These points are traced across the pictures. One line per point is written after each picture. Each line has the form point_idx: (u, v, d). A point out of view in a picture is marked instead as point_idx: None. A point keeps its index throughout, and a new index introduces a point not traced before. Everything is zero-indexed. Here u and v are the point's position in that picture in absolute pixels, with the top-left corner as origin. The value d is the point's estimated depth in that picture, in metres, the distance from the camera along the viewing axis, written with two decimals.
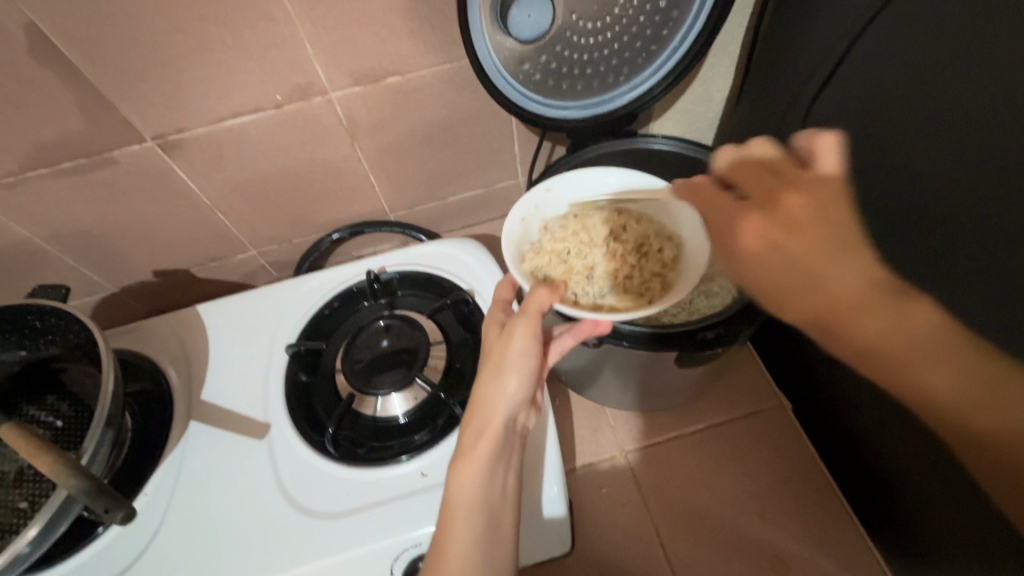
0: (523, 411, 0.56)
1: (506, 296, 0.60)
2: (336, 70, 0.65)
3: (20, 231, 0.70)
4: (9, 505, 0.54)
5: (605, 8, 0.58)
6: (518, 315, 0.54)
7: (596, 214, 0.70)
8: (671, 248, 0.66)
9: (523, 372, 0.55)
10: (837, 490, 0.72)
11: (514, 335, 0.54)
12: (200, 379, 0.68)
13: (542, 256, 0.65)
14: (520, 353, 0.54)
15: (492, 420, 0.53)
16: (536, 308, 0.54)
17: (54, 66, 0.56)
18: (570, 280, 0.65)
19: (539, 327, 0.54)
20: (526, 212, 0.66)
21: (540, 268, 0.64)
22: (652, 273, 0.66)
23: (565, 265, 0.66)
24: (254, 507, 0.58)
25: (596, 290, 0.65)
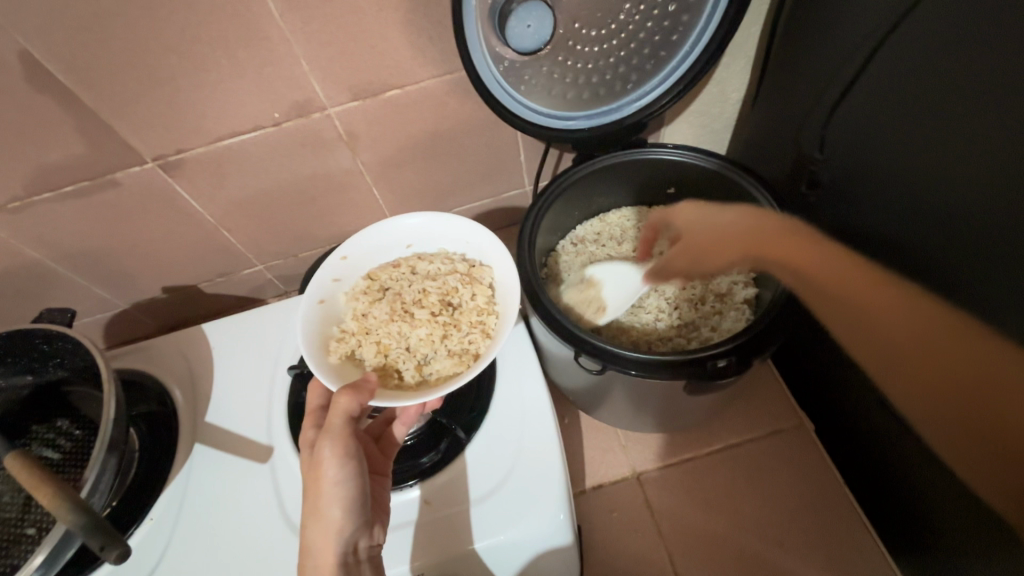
0: (363, 534, 0.50)
1: (315, 404, 0.55)
2: (334, 86, 0.64)
3: (29, 253, 0.70)
4: (17, 531, 0.55)
5: (609, 15, 0.55)
6: (323, 435, 0.49)
7: (399, 273, 0.64)
8: (480, 292, 0.60)
9: (345, 500, 0.49)
10: (864, 519, 0.68)
11: (322, 461, 0.49)
12: (204, 401, 0.67)
13: (351, 337, 0.58)
14: (331, 476, 0.49)
15: (322, 560, 0.47)
16: (340, 420, 0.49)
17: (50, 92, 0.55)
18: (391, 357, 0.58)
19: (349, 437, 0.49)
20: (325, 292, 0.61)
21: (350, 353, 0.57)
22: (472, 323, 0.59)
23: (379, 340, 0.59)
24: (257, 537, 0.58)
25: (421, 357, 0.59)
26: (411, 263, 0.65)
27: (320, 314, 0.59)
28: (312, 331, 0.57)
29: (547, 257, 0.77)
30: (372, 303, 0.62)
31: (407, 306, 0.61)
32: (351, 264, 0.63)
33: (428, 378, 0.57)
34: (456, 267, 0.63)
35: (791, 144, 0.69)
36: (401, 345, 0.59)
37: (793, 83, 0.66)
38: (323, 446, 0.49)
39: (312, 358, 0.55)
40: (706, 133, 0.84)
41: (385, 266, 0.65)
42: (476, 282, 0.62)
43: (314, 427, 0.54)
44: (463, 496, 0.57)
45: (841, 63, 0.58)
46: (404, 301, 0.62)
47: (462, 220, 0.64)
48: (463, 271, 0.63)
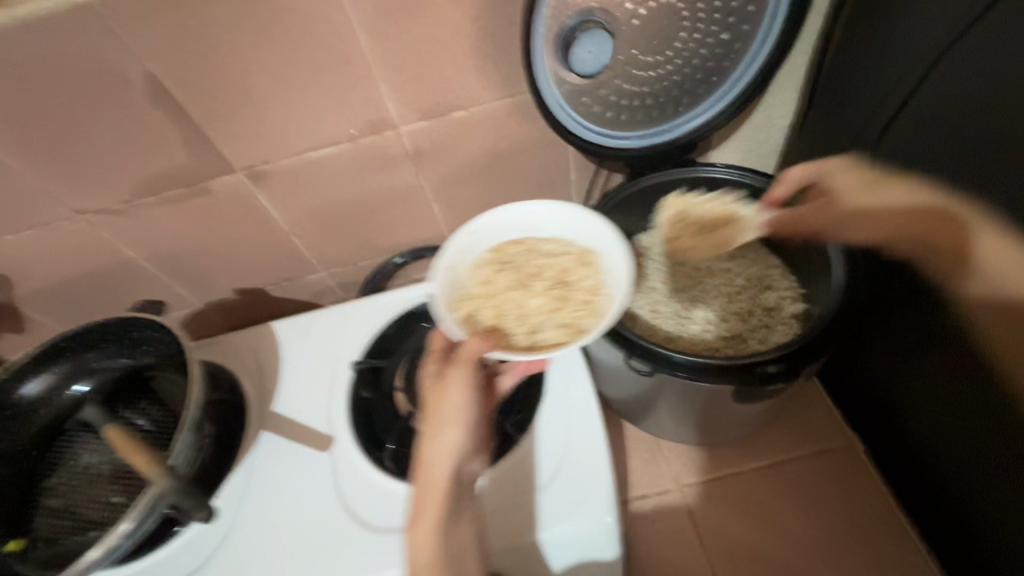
0: (470, 459, 0.54)
1: (438, 342, 0.60)
2: (407, 106, 0.70)
3: (127, 252, 0.78)
4: (104, 499, 0.61)
5: (665, 43, 0.60)
6: (452, 366, 0.53)
7: (523, 246, 0.66)
8: (590, 274, 0.62)
9: (463, 425, 0.53)
10: (919, 544, 0.66)
11: (448, 388, 0.53)
12: (270, 393, 0.72)
13: (476, 298, 0.61)
14: (460, 403, 0.52)
15: (437, 477, 0.51)
16: (468, 357, 0.53)
17: (165, 108, 0.63)
18: (506, 321, 0.60)
19: (477, 376, 0.54)
20: (453, 258, 0.64)
21: (470, 313, 0.60)
22: (584, 303, 0.60)
23: (497, 306, 0.61)
24: (318, 518, 0.61)
25: (535, 325, 0.60)
26: (532, 241, 0.66)
27: (450, 275, 0.63)
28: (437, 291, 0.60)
29: None
30: (496, 272, 0.64)
31: (526, 279, 0.63)
32: (478, 237, 0.66)
33: (539, 343, 0.58)
34: (570, 249, 0.65)
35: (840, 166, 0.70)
36: (517, 313, 0.61)
37: (841, 108, 0.68)
38: (453, 374, 0.53)
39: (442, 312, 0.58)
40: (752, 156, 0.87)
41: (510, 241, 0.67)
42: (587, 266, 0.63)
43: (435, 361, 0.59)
44: (517, 481, 0.59)
45: (887, 90, 0.60)
46: (524, 274, 0.64)
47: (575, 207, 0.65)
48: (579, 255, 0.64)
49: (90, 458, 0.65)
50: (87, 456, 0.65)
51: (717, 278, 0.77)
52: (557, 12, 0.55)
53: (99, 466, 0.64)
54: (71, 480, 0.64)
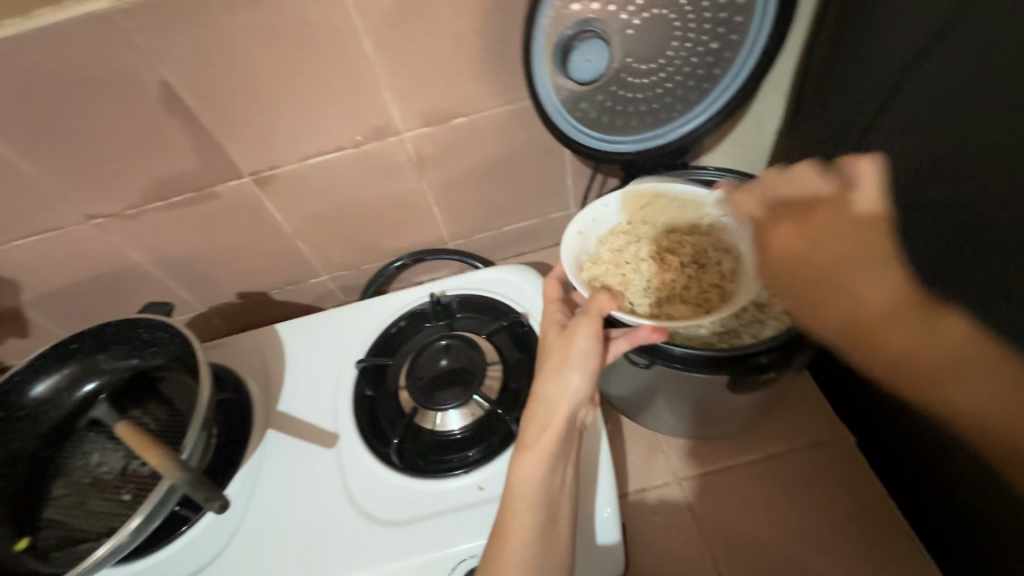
0: (584, 404, 0.58)
1: (557, 296, 0.65)
2: (410, 113, 0.72)
3: (134, 256, 0.80)
4: (116, 497, 0.62)
5: (659, 51, 0.63)
6: (583, 316, 0.58)
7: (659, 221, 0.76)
8: (730, 261, 0.72)
9: (587, 370, 0.56)
10: (912, 532, 0.68)
11: (578, 334, 0.57)
12: (277, 392, 0.74)
13: (606, 262, 0.72)
14: (583, 350, 0.56)
15: (557, 414, 0.56)
16: (597, 309, 0.58)
17: (177, 115, 0.65)
18: (632, 287, 0.71)
19: (602, 327, 0.57)
20: (583, 226, 0.72)
21: (597, 277, 0.69)
22: (710, 284, 0.71)
23: (622, 276, 0.71)
24: (325, 511, 0.62)
25: (654, 297, 0.71)
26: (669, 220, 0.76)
27: (584, 238, 0.73)
28: (575, 255, 0.70)
29: None
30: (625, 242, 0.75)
31: (660, 254, 0.74)
32: (609, 211, 0.74)
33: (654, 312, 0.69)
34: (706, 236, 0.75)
35: None
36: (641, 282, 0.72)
37: (823, 108, 0.71)
38: (583, 322, 0.57)
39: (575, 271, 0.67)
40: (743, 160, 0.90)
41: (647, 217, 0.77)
42: (729, 251, 0.73)
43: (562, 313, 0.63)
44: (589, 448, 0.62)
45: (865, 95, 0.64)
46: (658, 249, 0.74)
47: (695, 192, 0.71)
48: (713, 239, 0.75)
49: (101, 457, 0.66)
50: (97, 455, 0.66)
51: None
52: (556, 23, 0.58)
53: (110, 465, 0.64)
54: (82, 478, 0.64)
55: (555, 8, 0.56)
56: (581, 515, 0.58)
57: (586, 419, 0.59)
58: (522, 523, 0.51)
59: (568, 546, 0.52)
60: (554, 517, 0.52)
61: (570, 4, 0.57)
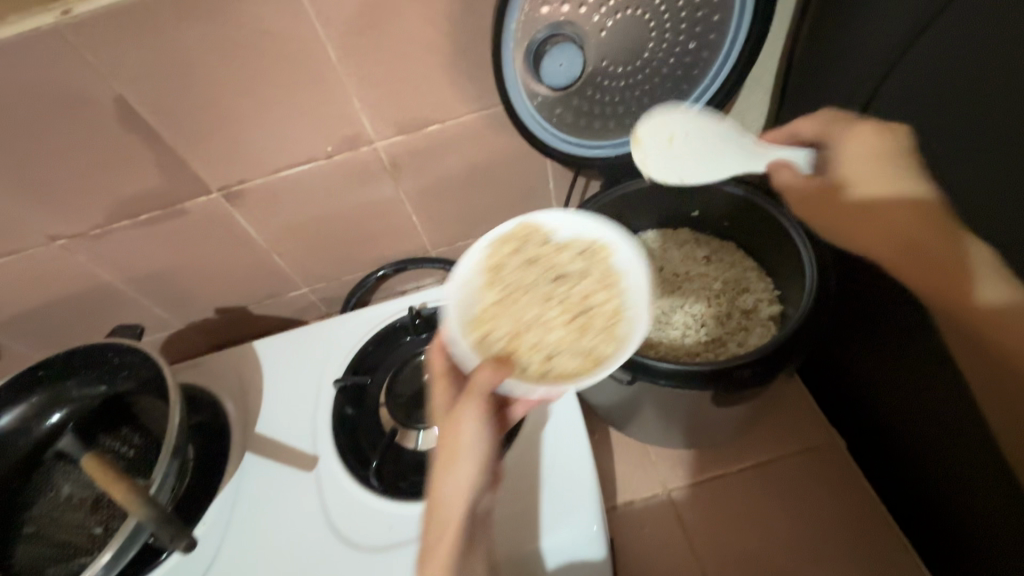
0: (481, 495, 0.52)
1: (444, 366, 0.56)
2: (382, 122, 0.70)
3: (104, 276, 0.77)
4: (86, 530, 0.60)
5: (634, 52, 0.60)
6: (464, 398, 0.51)
7: (539, 250, 0.62)
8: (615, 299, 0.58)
9: (480, 458, 0.51)
10: (900, 534, 0.68)
11: (462, 420, 0.50)
12: (254, 414, 0.71)
13: (484, 319, 0.57)
14: (472, 439, 0.51)
15: (454, 510, 0.50)
16: (481, 389, 0.51)
17: (137, 131, 0.62)
18: (519, 345, 0.56)
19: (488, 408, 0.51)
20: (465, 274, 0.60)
21: (480, 337, 0.56)
22: (604, 326, 0.57)
23: (507, 331, 0.57)
24: (306, 537, 0.61)
25: (548, 350, 0.56)
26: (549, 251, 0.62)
27: (462, 290, 0.59)
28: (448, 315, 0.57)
29: None
30: (503, 285, 0.59)
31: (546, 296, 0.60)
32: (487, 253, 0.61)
33: (549, 372, 0.55)
34: (590, 269, 0.60)
35: None
36: (530, 335, 0.57)
37: (809, 105, 0.69)
38: (466, 407, 0.50)
39: (454, 342, 0.55)
40: None
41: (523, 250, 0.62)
42: (614, 287, 0.59)
43: (449, 392, 0.55)
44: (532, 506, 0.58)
45: (847, 92, 0.62)
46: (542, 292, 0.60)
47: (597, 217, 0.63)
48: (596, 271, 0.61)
49: (71, 489, 0.64)
50: (68, 486, 0.64)
51: (695, 282, 0.78)
52: (526, 26, 0.55)
53: (81, 497, 0.63)
54: (51, 511, 0.62)
55: (524, 12, 0.54)
56: (557, 541, 0.56)
57: (487, 503, 0.55)
58: None
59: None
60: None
61: (540, 6, 0.54)
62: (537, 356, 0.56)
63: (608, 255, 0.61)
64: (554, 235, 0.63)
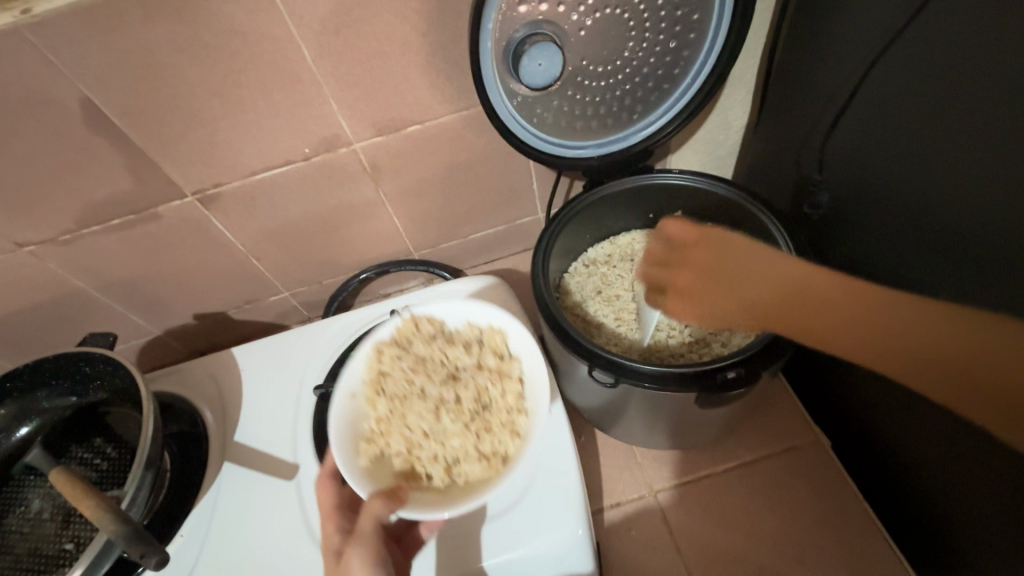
0: None
1: (327, 502, 0.56)
2: (361, 123, 0.69)
3: (75, 283, 0.75)
4: (57, 546, 0.58)
5: (614, 53, 0.60)
6: (353, 539, 0.50)
7: (427, 349, 0.65)
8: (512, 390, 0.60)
9: None
10: (882, 529, 0.69)
11: (351, 568, 0.49)
12: (233, 422, 0.70)
13: (381, 436, 0.59)
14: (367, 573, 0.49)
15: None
16: (371, 525, 0.50)
17: (106, 134, 0.61)
18: (418, 458, 0.58)
19: (380, 547, 0.50)
20: (352, 386, 0.61)
21: (376, 456, 0.57)
22: (502, 423, 0.59)
23: (407, 447, 0.58)
24: (285, 548, 0.59)
25: (450, 457, 0.58)
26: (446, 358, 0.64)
27: (354, 408, 0.60)
28: (342, 433, 0.57)
29: (560, 279, 0.80)
30: (391, 396, 0.61)
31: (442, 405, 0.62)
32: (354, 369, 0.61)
33: (452, 477, 0.57)
34: (484, 360, 0.63)
35: (792, 164, 0.71)
36: (429, 447, 0.58)
37: (789, 104, 0.69)
38: (356, 551, 0.49)
39: (342, 465, 0.54)
40: (711, 157, 0.88)
41: (417, 359, 0.64)
42: (506, 381, 0.61)
43: (337, 531, 0.53)
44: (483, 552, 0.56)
45: (827, 92, 0.62)
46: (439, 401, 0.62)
47: (478, 303, 0.65)
48: (492, 365, 0.63)
49: (41, 503, 0.62)
50: (39, 501, 0.62)
51: None
52: (504, 25, 0.54)
53: (51, 512, 0.61)
54: (19, 527, 0.60)
55: (501, 10, 0.53)
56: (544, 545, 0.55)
57: None
58: None
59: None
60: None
61: (517, 5, 0.53)
62: (440, 468, 0.57)
63: (504, 338, 0.63)
64: (444, 330, 0.66)
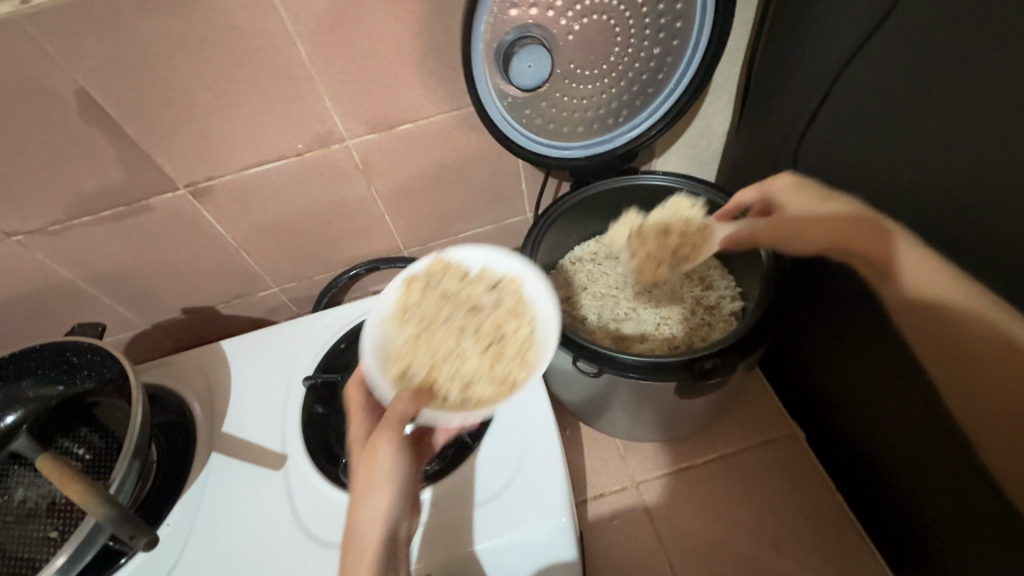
0: (403, 526, 0.52)
1: (360, 401, 0.58)
2: (353, 120, 0.70)
3: (63, 274, 0.75)
4: (41, 534, 0.58)
5: (601, 57, 0.62)
6: (380, 424, 0.53)
7: (457, 284, 0.65)
8: (525, 328, 0.61)
9: (393, 483, 0.51)
10: (852, 517, 0.71)
11: (376, 454, 0.51)
12: (222, 414, 0.70)
13: (408, 354, 0.60)
14: (388, 473, 0.51)
15: (373, 533, 0.49)
16: (396, 418, 0.54)
17: (100, 124, 0.61)
18: (440, 375, 0.59)
19: (403, 436, 0.54)
20: (383, 310, 0.63)
21: (402, 368, 0.59)
22: (517, 354, 0.60)
23: (430, 358, 0.60)
24: (271, 536, 0.60)
25: (467, 376, 0.59)
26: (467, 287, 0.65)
27: (388, 328, 0.62)
28: (370, 352, 0.60)
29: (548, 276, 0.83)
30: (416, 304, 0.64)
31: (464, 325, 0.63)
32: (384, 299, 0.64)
33: (467, 398, 0.58)
34: (503, 299, 0.64)
35: (770, 168, 0.74)
36: (451, 353, 0.61)
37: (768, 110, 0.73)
38: (382, 433, 0.52)
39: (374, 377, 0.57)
40: (694, 161, 0.91)
41: (445, 284, 0.65)
42: (524, 318, 0.62)
43: (364, 430, 0.57)
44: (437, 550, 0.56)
45: (801, 100, 0.66)
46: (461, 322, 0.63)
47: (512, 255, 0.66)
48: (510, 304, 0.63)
49: (26, 493, 0.61)
50: (22, 490, 0.62)
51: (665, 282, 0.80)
52: (495, 28, 0.57)
53: (36, 501, 0.61)
54: (2, 516, 0.60)
55: (493, 13, 0.55)
56: (528, 528, 0.57)
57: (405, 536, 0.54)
58: None
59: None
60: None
61: (508, 9, 0.56)
62: (455, 386, 0.59)
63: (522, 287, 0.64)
64: (472, 269, 0.66)
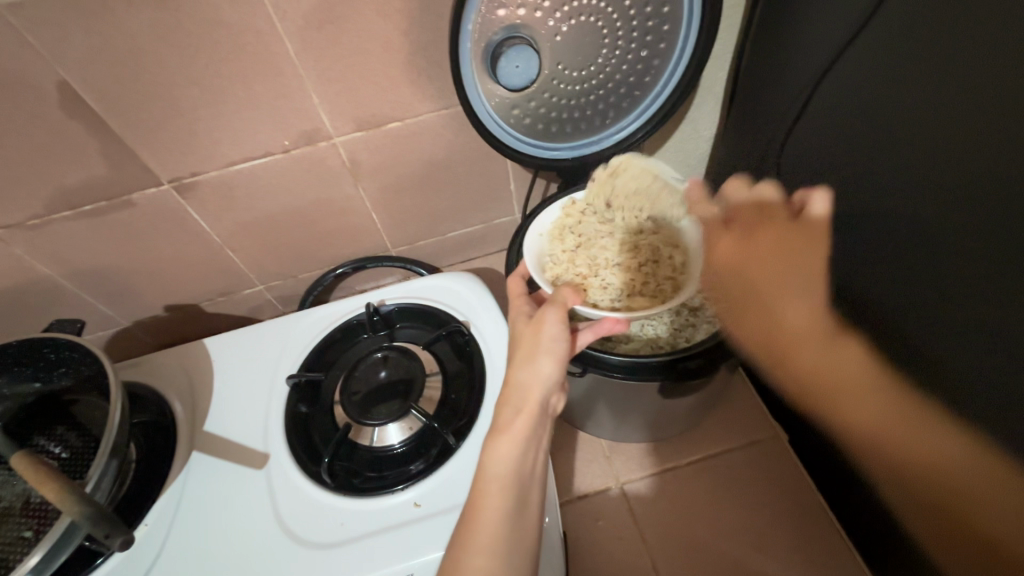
0: (555, 394, 0.56)
1: (519, 291, 0.62)
2: (341, 118, 0.70)
3: (42, 270, 0.74)
4: (14, 534, 0.57)
5: (589, 58, 0.62)
6: (548, 304, 0.57)
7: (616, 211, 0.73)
8: (681, 255, 0.70)
9: (559, 355, 0.55)
10: (831, 517, 0.72)
11: (545, 321, 0.56)
12: (203, 412, 0.69)
13: (565, 262, 0.70)
14: (553, 337, 0.56)
15: (529, 399, 0.53)
16: (562, 299, 0.58)
17: (81, 118, 0.60)
18: (590, 285, 0.69)
19: (568, 317, 0.57)
20: (545, 229, 0.72)
21: (558, 276, 0.69)
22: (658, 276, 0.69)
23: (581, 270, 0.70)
24: (251, 536, 0.59)
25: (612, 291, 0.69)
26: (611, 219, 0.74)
27: (543, 244, 0.71)
28: (534, 254, 0.69)
29: None
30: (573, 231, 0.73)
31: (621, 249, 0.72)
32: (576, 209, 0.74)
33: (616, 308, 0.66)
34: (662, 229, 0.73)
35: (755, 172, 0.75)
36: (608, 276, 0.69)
37: (753, 115, 0.73)
38: (551, 308, 0.56)
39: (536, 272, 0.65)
40: (681, 164, 0.92)
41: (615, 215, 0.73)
42: (679, 246, 0.71)
43: (527, 305, 0.61)
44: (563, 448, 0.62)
45: (785, 105, 0.66)
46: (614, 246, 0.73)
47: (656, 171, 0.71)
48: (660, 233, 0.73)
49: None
50: None
51: None
52: (483, 27, 0.57)
53: (9, 500, 0.59)
54: None
55: (481, 13, 0.55)
56: None
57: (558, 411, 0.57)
58: (488, 514, 0.48)
59: (535, 539, 0.49)
60: (523, 512, 0.49)
61: (496, 9, 0.56)
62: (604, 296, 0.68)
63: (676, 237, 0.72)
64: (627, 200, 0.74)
